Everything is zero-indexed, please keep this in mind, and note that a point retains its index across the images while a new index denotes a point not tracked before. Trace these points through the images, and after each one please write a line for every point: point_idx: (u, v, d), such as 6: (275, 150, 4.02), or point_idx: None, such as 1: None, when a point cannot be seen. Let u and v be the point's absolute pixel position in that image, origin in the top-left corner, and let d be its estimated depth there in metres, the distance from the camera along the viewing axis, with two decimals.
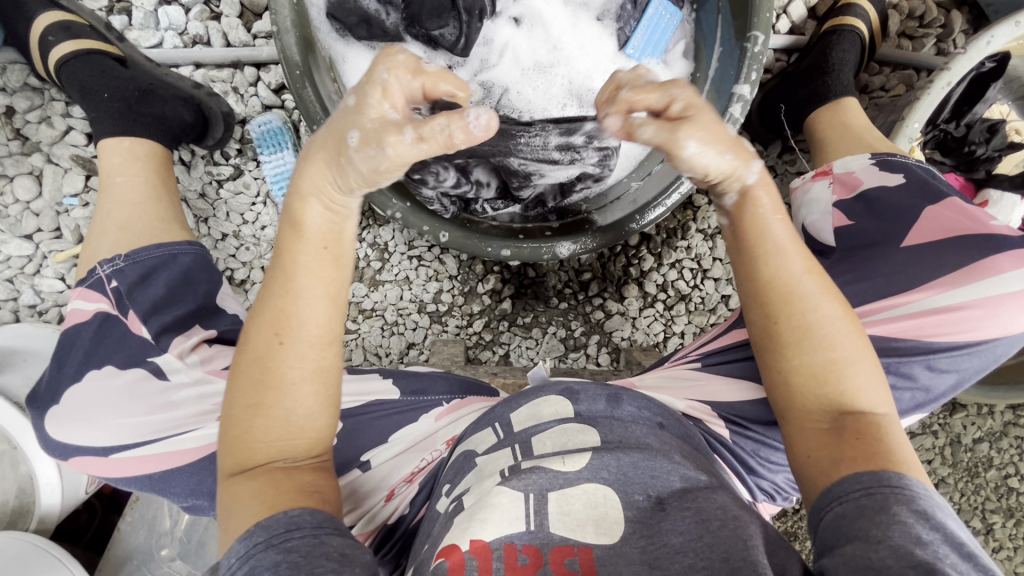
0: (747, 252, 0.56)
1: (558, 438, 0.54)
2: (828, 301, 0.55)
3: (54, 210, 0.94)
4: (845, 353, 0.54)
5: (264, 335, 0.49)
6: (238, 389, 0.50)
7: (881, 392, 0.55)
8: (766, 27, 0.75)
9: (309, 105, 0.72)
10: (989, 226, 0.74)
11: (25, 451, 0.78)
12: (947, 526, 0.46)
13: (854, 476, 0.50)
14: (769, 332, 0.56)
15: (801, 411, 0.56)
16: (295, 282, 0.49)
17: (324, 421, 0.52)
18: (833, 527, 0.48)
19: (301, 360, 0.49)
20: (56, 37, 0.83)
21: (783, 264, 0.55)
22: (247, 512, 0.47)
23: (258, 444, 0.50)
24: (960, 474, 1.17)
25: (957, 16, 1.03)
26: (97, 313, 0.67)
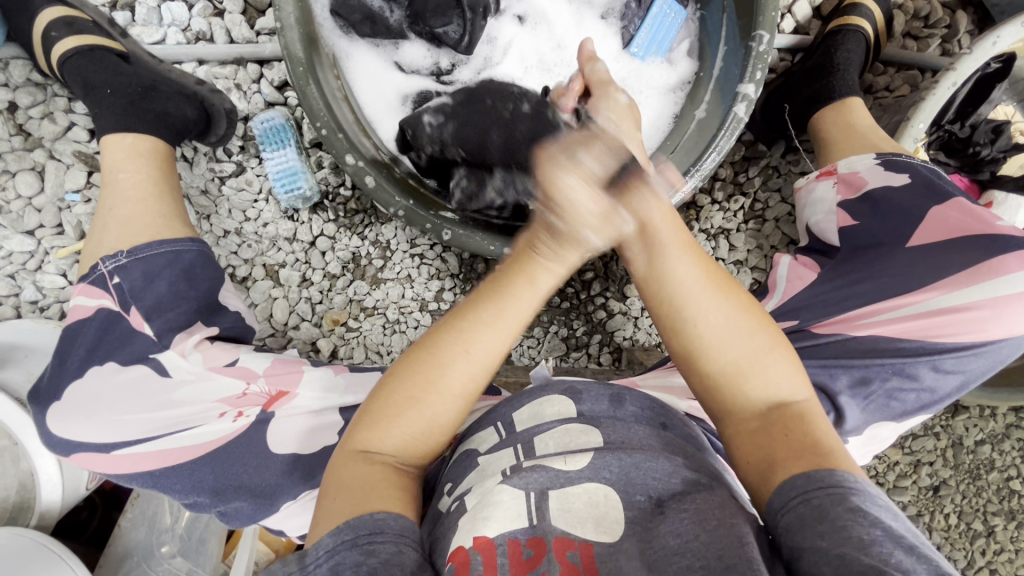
0: (649, 260, 0.59)
1: (560, 438, 0.54)
2: (726, 300, 0.57)
3: (56, 206, 0.94)
4: (755, 347, 0.57)
5: (444, 343, 0.55)
6: (404, 377, 0.55)
7: (796, 378, 0.57)
8: (771, 27, 0.75)
9: (313, 102, 0.71)
10: (995, 227, 0.73)
11: (26, 447, 0.78)
12: (883, 520, 0.46)
13: (790, 482, 0.49)
14: (682, 336, 0.58)
15: (731, 411, 0.57)
16: (513, 302, 0.55)
17: (441, 438, 0.56)
18: (783, 538, 0.47)
19: (464, 379, 0.55)
20: (59, 33, 0.83)
21: (674, 273, 0.58)
22: (346, 501, 0.49)
23: (382, 438, 0.54)
24: (962, 476, 1.17)
25: (961, 17, 1.03)
26: (100, 309, 0.67)
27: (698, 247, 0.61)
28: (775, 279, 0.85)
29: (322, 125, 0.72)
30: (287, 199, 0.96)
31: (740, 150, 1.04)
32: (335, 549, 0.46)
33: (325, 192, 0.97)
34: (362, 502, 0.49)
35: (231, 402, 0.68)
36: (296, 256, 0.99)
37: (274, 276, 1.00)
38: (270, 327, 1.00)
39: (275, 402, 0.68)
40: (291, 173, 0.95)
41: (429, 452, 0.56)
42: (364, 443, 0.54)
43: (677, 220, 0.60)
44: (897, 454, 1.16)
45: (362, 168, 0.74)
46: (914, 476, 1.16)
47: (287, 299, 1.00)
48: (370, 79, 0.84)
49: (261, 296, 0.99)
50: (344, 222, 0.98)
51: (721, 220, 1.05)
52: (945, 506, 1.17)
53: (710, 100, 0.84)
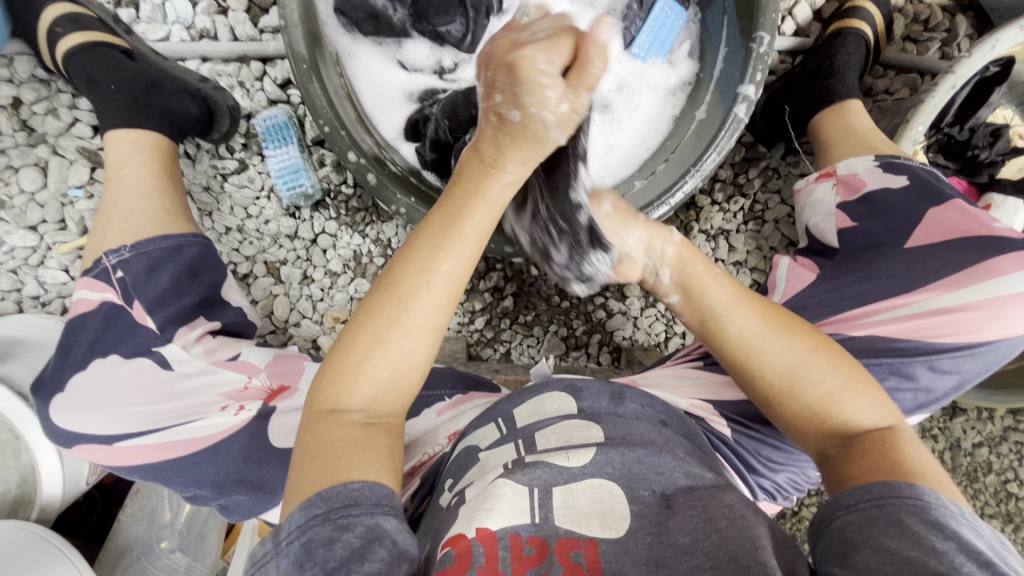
0: (707, 313, 0.64)
1: (561, 433, 0.55)
2: (790, 341, 0.60)
3: (59, 201, 0.94)
4: (830, 383, 0.58)
5: (405, 277, 0.54)
6: (366, 323, 0.54)
7: (879, 407, 0.57)
8: (772, 28, 0.75)
9: (316, 100, 0.72)
10: (991, 228, 0.74)
11: (26, 441, 0.78)
12: (963, 536, 0.45)
13: (866, 487, 0.50)
14: (755, 382, 0.60)
15: (813, 442, 0.58)
16: (471, 226, 0.55)
17: (416, 376, 0.56)
18: (840, 534, 0.48)
19: (428, 311, 0.54)
20: (64, 29, 0.84)
21: (736, 321, 0.62)
22: (319, 469, 0.49)
23: (352, 390, 0.53)
24: (960, 479, 1.17)
25: (961, 21, 1.03)
26: (103, 303, 0.68)
27: (752, 293, 0.65)
28: (775, 280, 0.85)
29: (325, 122, 0.72)
30: (288, 197, 0.96)
31: (740, 151, 1.05)
32: (307, 524, 0.45)
33: (327, 190, 0.98)
34: (336, 469, 0.49)
35: (233, 396, 0.68)
36: (297, 253, 1.00)
37: (275, 273, 1.01)
38: (271, 324, 1.01)
39: (275, 397, 0.69)
40: (294, 170, 0.95)
41: (402, 402, 0.56)
42: (332, 401, 0.53)
43: (721, 273, 0.66)
44: None
45: (364, 165, 0.74)
46: None
47: (288, 297, 1.00)
48: (372, 78, 0.85)
49: (262, 293, 1.00)
50: (346, 220, 0.99)
51: (721, 221, 1.06)
52: None
53: (710, 101, 0.85)
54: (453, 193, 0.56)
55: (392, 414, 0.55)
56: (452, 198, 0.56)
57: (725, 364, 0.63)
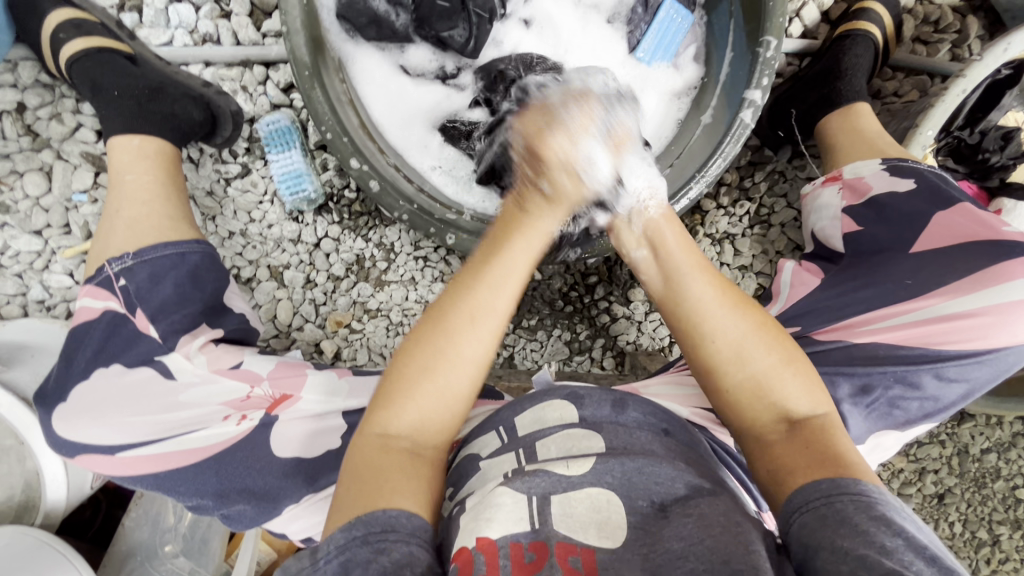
0: (670, 277, 0.65)
1: (562, 442, 0.54)
2: (740, 317, 0.61)
3: (63, 206, 0.94)
4: (773, 361, 0.59)
5: (456, 312, 0.57)
6: (414, 352, 0.56)
7: (813, 394, 0.58)
8: (779, 33, 0.74)
9: (318, 106, 0.72)
10: (1000, 233, 0.72)
11: (31, 446, 0.78)
12: (907, 529, 0.46)
13: (814, 484, 0.50)
14: (702, 347, 0.61)
15: (754, 428, 0.58)
16: (511, 259, 0.60)
17: (460, 410, 0.57)
18: (800, 537, 0.48)
19: (476, 347, 0.56)
20: (67, 35, 0.83)
21: (691, 285, 0.63)
22: (357, 495, 0.49)
23: (399, 416, 0.54)
24: (967, 484, 1.16)
25: (973, 22, 1.02)
26: (106, 311, 0.68)
27: (715, 270, 0.65)
28: (779, 285, 0.85)
29: (327, 128, 0.72)
30: (291, 202, 0.96)
31: (746, 155, 1.03)
32: (346, 545, 0.46)
33: (330, 194, 0.98)
34: (373, 494, 0.49)
35: (235, 405, 0.68)
36: (300, 257, 1.00)
37: (278, 277, 1.00)
38: (274, 328, 1.00)
39: (278, 406, 0.68)
40: (297, 175, 0.95)
41: (444, 435, 0.56)
42: (379, 428, 0.54)
43: (689, 240, 0.67)
44: (901, 461, 1.15)
45: (367, 172, 0.74)
46: (918, 484, 1.15)
47: (291, 301, 1.00)
48: (375, 82, 0.84)
49: (265, 297, 1.00)
50: (348, 224, 0.99)
51: (726, 225, 1.04)
52: (949, 514, 1.16)
53: (716, 106, 0.83)
54: (499, 239, 0.61)
55: (433, 447, 0.55)
56: (505, 232, 0.62)
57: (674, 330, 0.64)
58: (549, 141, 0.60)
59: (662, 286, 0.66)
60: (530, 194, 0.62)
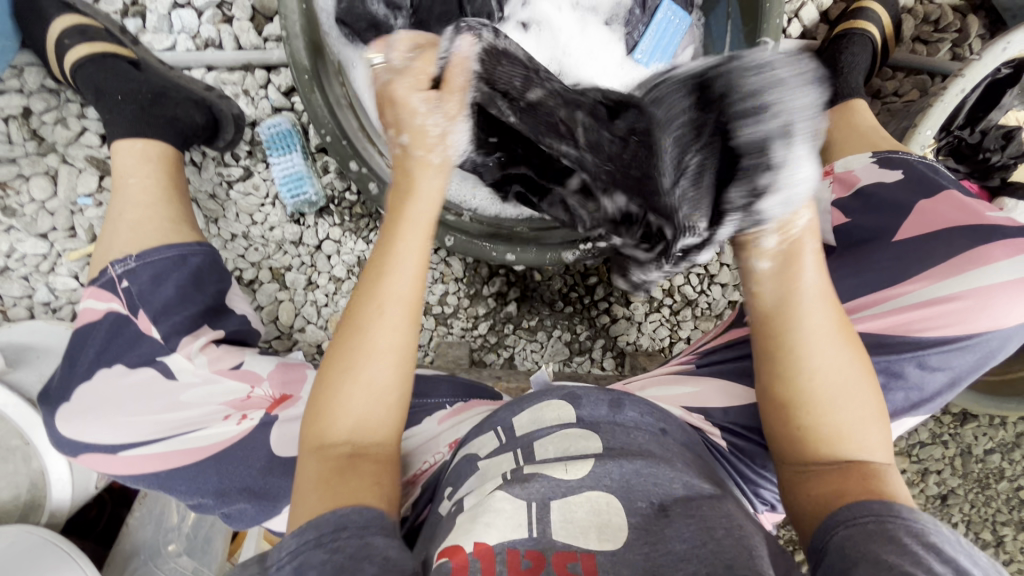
0: (786, 300, 0.54)
1: (560, 443, 0.55)
2: (848, 351, 0.57)
3: (68, 209, 0.96)
4: (860, 407, 0.57)
5: (361, 310, 0.57)
6: (331, 361, 0.56)
7: (881, 438, 0.58)
8: (776, 33, 0.74)
9: (317, 109, 0.73)
10: (984, 217, 0.74)
11: (37, 446, 0.80)
12: (959, 560, 0.46)
13: (864, 504, 0.51)
14: (797, 381, 0.56)
15: (804, 457, 0.57)
16: (406, 244, 0.58)
17: (395, 400, 0.57)
18: (840, 551, 0.48)
19: (389, 336, 0.56)
20: (71, 41, 0.85)
21: (812, 317, 0.55)
22: (310, 503, 0.51)
23: (332, 423, 0.55)
24: (971, 485, 1.15)
25: (973, 21, 1.01)
26: (109, 313, 0.69)
27: (836, 298, 0.57)
28: None
29: (327, 131, 0.74)
30: (293, 204, 0.97)
31: None
32: (300, 549, 0.48)
33: (331, 196, 0.99)
34: (333, 497, 0.51)
35: (236, 405, 0.69)
36: (302, 259, 1.00)
37: (280, 279, 1.01)
38: (276, 330, 1.01)
39: (277, 406, 0.69)
40: (298, 177, 0.95)
41: (387, 429, 0.57)
42: (318, 438, 0.55)
43: (823, 259, 0.55)
44: (904, 462, 1.14)
45: (366, 175, 0.76)
46: (922, 485, 1.15)
47: (293, 302, 1.01)
48: None
49: (267, 298, 1.01)
50: (349, 227, 0.99)
51: None
52: (952, 515, 1.15)
53: None
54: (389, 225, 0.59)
55: (380, 443, 0.56)
56: (391, 221, 0.59)
57: (762, 355, 0.58)
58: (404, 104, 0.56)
59: (772, 307, 0.55)
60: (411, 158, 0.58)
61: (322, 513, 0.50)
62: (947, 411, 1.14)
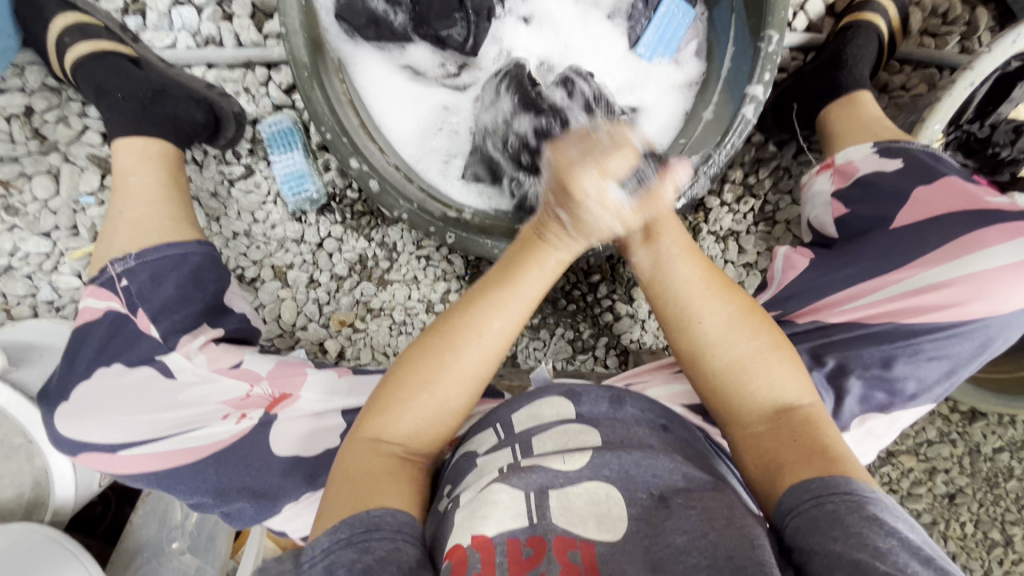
0: (658, 271, 0.62)
1: (557, 438, 0.54)
2: (725, 303, 0.60)
3: (71, 208, 0.96)
4: (754, 352, 0.58)
5: (462, 329, 0.57)
6: (415, 363, 0.57)
7: (798, 382, 0.59)
8: (781, 27, 0.73)
9: (317, 106, 0.72)
10: (984, 202, 0.72)
11: (40, 445, 0.80)
12: (900, 529, 0.47)
13: (807, 483, 0.50)
14: (690, 336, 0.60)
15: (742, 421, 0.58)
16: (521, 287, 0.59)
17: (454, 424, 0.58)
18: (795, 542, 0.48)
19: (475, 363, 0.57)
20: (72, 39, 0.84)
21: (676, 275, 0.61)
22: (348, 496, 0.51)
23: (393, 424, 0.55)
24: (979, 484, 1.14)
25: (982, 13, 1.00)
26: (109, 311, 0.69)
27: (701, 256, 0.64)
28: (771, 271, 0.82)
29: (327, 129, 0.73)
30: (294, 202, 0.97)
31: (750, 151, 1.02)
32: (330, 548, 0.47)
33: (333, 194, 0.98)
34: (360, 497, 0.50)
35: (235, 404, 0.69)
36: (303, 257, 1.00)
37: (281, 277, 1.01)
38: (278, 328, 1.01)
39: (277, 405, 0.69)
40: (299, 175, 0.95)
41: (437, 444, 0.58)
42: (373, 431, 0.55)
43: (690, 244, 0.64)
44: (911, 460, 1.13)
45: (366, 172, 0.74)
46: (929, 484, 1.14)
47: (294, 300, 1.00)
48: (375, 83, 0.84)
49: (269, 297, 1.00)
50: (351, 225, 0.99)
51: (731, 222, 1.03)
52: (960, 514, 1.14)
53: (719, 101, 0.82)
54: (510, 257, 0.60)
55: (426, 453, 0.57)
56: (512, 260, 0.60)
57: (663, 319, 0.62)
58: (577, 174, 0.54)
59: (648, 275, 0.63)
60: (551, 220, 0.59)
61: (358, 511, 0.49)
62: (955, 410, 1.13)
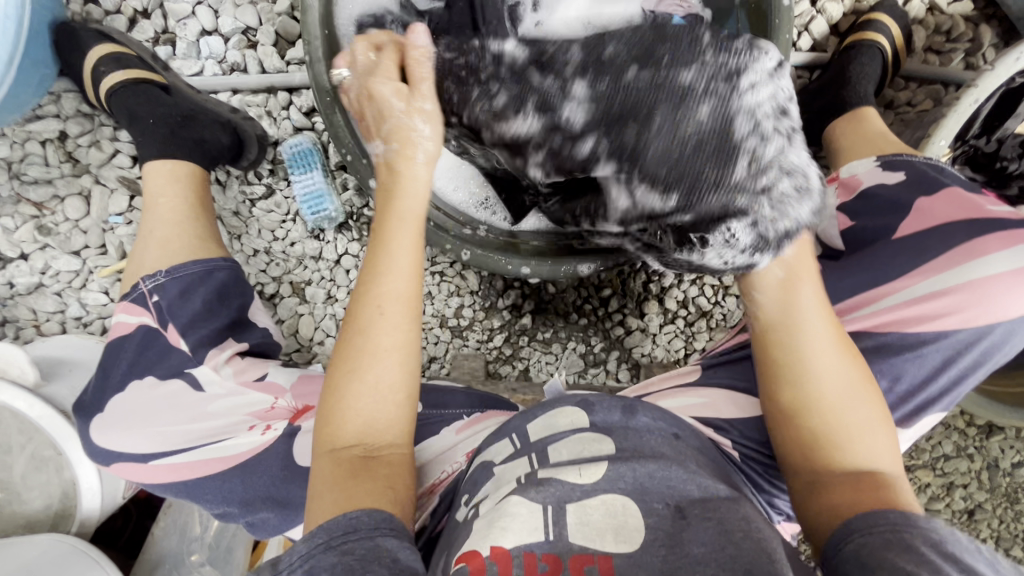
0: (789, 313, 0.63)
1: (573, 447, 0.55)
2: (848, 365, 0.62)
3: (100, 227, 1.00)
4: (862, 416, 0.61)
5: (361, 310, 0.60)
6: (337, 360, 0.60)
7: (890, 452, 0.61)
8: (785, 49, 0.76)
9: (339, 129, 0.76)
10: (985, 211, 0.73)
11: (69, 457, 0.82)
12: (979, 565, 0.45)
13: (883, 514, 0.52)
14: (799, 387, 0.62)
15: (817, 470, 0.60)
16: (395, 247, 0.63)
17: (404, 398, 0.60)
18: (857, 560, 0.49)
19: (389, 333, 0.60)
20: (107, 68, 0.88)
21: (803, 303, 0.63)
22: (326, 502, 0.53)
23: (342, 427, 0.58)
24: (999, 500, 1.12)
25: (986, 30, 1.02)
26: (140, 327, 0.71)
27: (831, 313, 0.65)
28: None
29: (348, 150, 0.76)
30: (313, 220, 0.99)
31: None
32: (309, 553, 0.48)
33: (350, 213, 1.01)
34: (349, 499, 0.53)
35: (260, 415, 0.71)
36: (321, 273, 1.03)
37: (300, 293, 1.04)
38: (296, 343, 1.04)
39: (299, 417, 0.70)
40: (318, 196, 0.98)
41: (398, 431, 0.60)
42: (329, 442, 0.58)
43: (818, 285, 0.65)
44: (928, 476, 1.12)
45: None
46: (947, 499, 1.12)
47: (312, 316, 1.03)
48: None
49: (287, 312, 1.03)
50: (368, 241, 1.02)
51: None
52: (981, 531, 1.12)
53: None
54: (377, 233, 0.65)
55: (390, 446, 0.59)
56: (382, 225, 0.65)
57: (766, 365, 0.64)
58: (374, 83, 0.66)
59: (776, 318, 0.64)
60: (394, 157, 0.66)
61: (337, 515, 0.51)
62: (972, 424, 1.12)
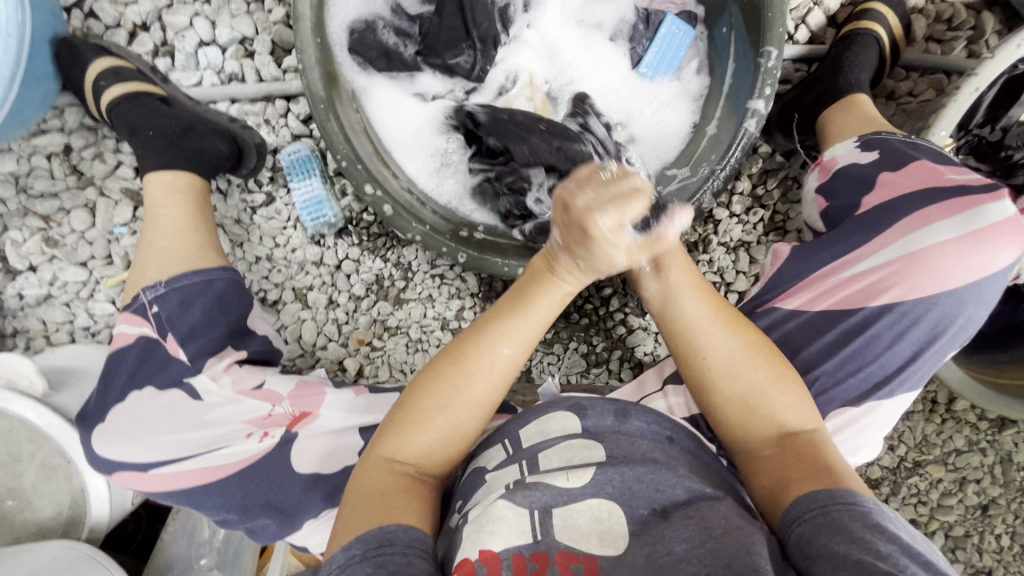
0: (666, 298, 0.64)
1: (563, 453, 0.55)
2: (731, 335, 0.61)
3: (105, 238, 1.01)
4: (758, 380, 0.60)
5: (473, 353, 0.59)
6: (428, 387, 0.59)
7: (802, 409, 0.60)
8: (779, 42, 0.75)
9: (333, 136, 0.76)
10: (945, 180, 0.73)
11: (77, 465, 0.84)
12: (901, 537, 0.48)
13: (813, 495, 0.52)
14: (697, 367, 0.62)
15: (745, 445, 0.60)
16: (530, 314, 0.60)
17: (464, 444, 0.60)
18: (800, 548, 0.49)
19: (488, 391, 0.59)
20: (108, 82, 0.90)
21: (685, 307, 0.63)
22: (366, 511, 0.53)
23: (405, 445, 0.58)
24: (1014, 495, 1.10)
25: (988, 17, 1.00)
26: (141, 337, 0.72)
27: (709, 286, 0.64)
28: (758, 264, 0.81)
29: (343, 157, 0.76)
30: (313, 226, 1.01)
31: (757, 163, 1.03)
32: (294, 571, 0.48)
33: (350, 218, 1.02)
34: (386, 511, 0.53)
35: (258, 423, 0.72)
36: (323, 279, 1.04)
37: (302, 298, 1.05)
38: (299, 347, 1.04)
39: (297, 423, 0.72)
40: (317, 201, 0.99)
41: (448, 464, 0.60)
42: (388, 452, 0.58)
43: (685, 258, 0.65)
44: (939, 471, 1.10)
45: (380, 197, 0.78)
46: (960, 495, 1.11)
47: (315, 320, 1.04)
48: (389, 110, 0.87)
49: (290, 318, 1.04)
50: (367, 246, 1.03)
51: (740, 233, 1.04)
52: (995, 526, 1.10)
53: (721, 116, 0.84)
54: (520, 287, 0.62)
55: (437, 471, 0.59)
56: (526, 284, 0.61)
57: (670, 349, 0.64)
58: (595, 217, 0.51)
59: (659, 306, 0.65)
60: (561, 259, 0.58)
61: (372, 527, 0.51)
62: (984, 418, 1.10)
